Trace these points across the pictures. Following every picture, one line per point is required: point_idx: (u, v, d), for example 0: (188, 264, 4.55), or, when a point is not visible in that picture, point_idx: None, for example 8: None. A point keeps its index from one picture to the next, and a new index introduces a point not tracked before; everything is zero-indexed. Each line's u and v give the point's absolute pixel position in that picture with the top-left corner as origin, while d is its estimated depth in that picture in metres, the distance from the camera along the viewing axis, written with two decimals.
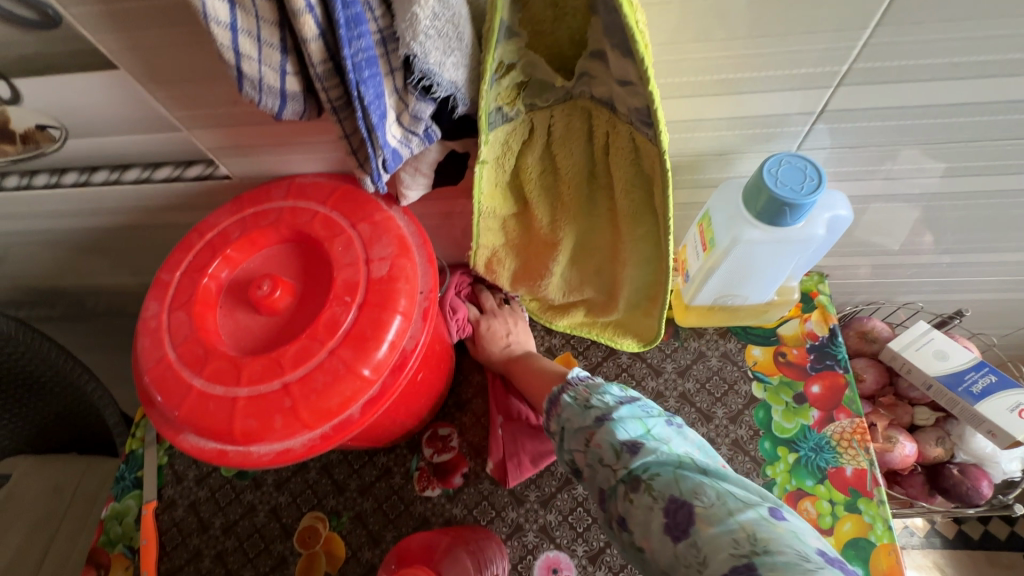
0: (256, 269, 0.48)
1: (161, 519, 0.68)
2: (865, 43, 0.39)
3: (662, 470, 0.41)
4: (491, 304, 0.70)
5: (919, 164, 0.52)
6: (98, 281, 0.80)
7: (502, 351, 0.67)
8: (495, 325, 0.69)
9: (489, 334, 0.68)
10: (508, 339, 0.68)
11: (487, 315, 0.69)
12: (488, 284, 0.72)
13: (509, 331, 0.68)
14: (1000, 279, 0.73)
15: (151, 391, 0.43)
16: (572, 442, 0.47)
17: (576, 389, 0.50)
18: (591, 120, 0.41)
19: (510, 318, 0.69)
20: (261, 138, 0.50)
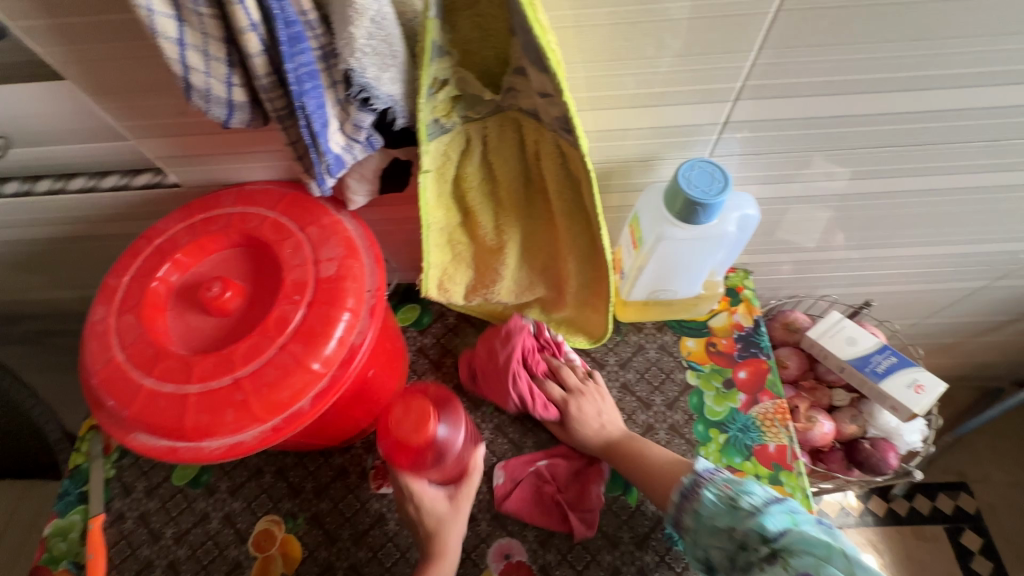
0: (206, 272, 0.49)
1: (109, 533, 0.67)
2: (753, 64, 0.46)
3: (805, 554, 0.46)
4: (567, 379, 0.68)
5: (819, 169, 0.59)
6: (38, 296, 0.78)
7: (597, 433, 0.65)
8: (585, 402, 0.66)
9: (579, 413, 0.65)
10: (600, 420, 0.66)
11: (573, 394, 0.67)
12: (560, 359, 0.70)
13: (599, 414, 0.66)
14: (901, 272, 0.82)
15: (99, 392, 0.44)
16: (715, 539, 0.52)
17: (715, 484, 0.54)
18: (521, 130, 0.46)
19: (597, 395, 0.67)
20: (210, 147, 0.52)
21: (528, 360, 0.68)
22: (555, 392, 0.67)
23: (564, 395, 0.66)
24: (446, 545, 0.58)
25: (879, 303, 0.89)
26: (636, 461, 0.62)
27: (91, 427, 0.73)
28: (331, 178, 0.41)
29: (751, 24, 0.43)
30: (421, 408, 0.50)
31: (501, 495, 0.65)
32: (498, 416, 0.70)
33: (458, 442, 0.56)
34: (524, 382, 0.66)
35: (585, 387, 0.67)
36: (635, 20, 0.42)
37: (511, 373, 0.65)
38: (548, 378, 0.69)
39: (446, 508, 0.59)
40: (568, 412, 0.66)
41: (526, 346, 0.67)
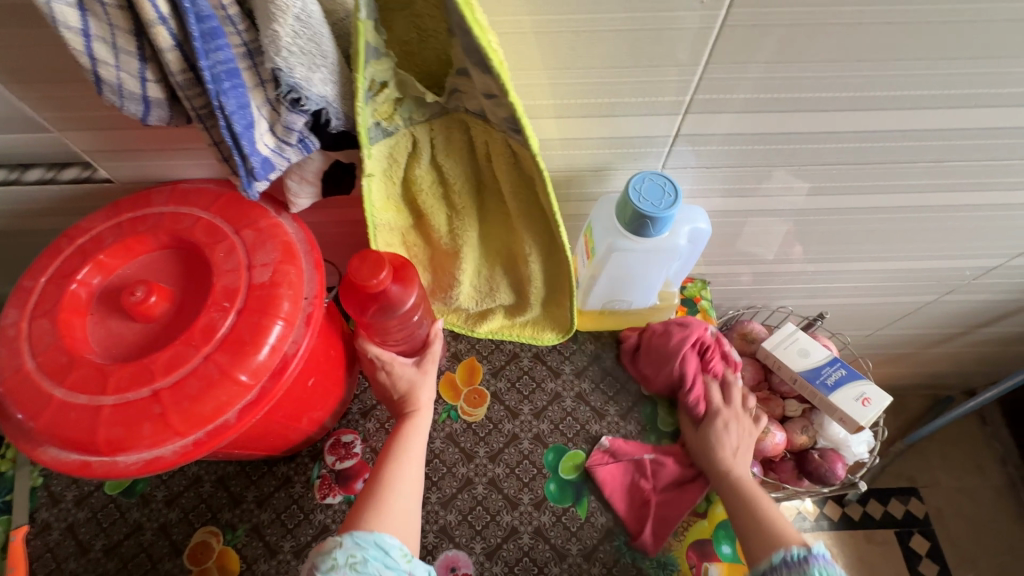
0: (133, 275, 0.47)
1: (32, 545, 0.63)
2: (701, 77, 0.45)
3: None
4: (721, 398, 0.66)
5: (773, 183, 0.60)
6: None
7: (727, 457, 0.62)
8: (729, 421, 0.64)
9: (721, 436, 0.63)
10: (735, 449, 0.63)
11: (729, 409, 0.65)
12: (727, 370, 0.68)
13: (733, 439, 0.63)
14: (855, 285, 0.83)
15: (6, 402, 0.41)
16: None
17: (829, 573, 0.48)
18: (469, 132, 0.44)
19: (745, 429, 0.65)
20: (141, 142, 0.49)
21: (705, 364, 0.68)
22: (715, 398, 0.66)
23: (721, 405, 0.65)
24: (417, 420, 0.60)
25: (835, 314, 0.91)
26: (748, 506, 0.57)
27: None
28: (260, 182, 0.39)
29: (698, 38, 0.42)
30: (378, 260, 0.50)
31: (597, 461, 0.66)
32: (450, 424, 0.69)
33: (409, 304, 0.55)
34: (689, 377, 0.67)
35: (734, 408, 0.65)
36: (582, 28, 0.41)
37: (679, 351, 0.67)
38: (712, 377, 0.67)
39: (413, 373, 0.61)
40: (710, 423, 0.64)
41: (694, 343, 0.68)
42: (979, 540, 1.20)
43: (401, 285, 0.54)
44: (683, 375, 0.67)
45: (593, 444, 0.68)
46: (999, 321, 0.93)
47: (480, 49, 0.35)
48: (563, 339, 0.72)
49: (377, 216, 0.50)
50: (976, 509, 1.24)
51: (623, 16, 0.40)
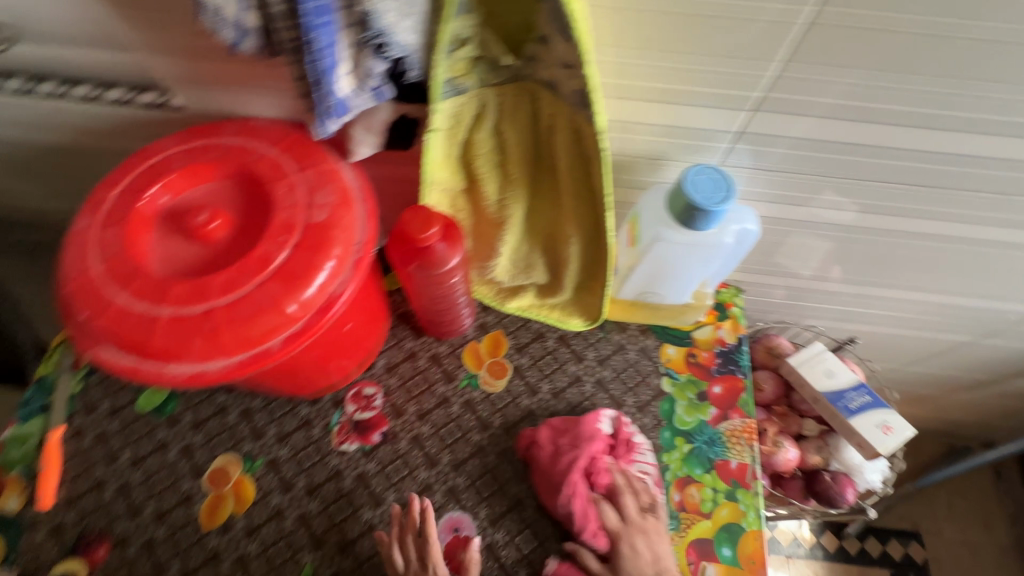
0: (197, 199, 0.49)
1: (66, 447, 0.67)
2: (777, 74, 0.45)
3: None
4: (623, 493, 0.61)
5: (828, 196, 0.59)
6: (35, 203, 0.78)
7: None
8: (632, 537, 0.59)
9: (635, 534, 0.59)
10: (653, 568, 0.57)
11: (631, 527, 0.59)
12: (620, 466, 0.63)
13: (637, 530, 0.59)
14: (891, 314, 0.82)
15: (71, 301, 0.44)
16: None
17: None
18: (536, 103, 0.45)
19: (653, 531, 0.59)
20: (220, 74, 0.51)
21: (591, 466, 0.63)
22: (608, 508, 0.60)
23: (633, 511, 0.60)
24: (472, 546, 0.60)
25: (865, 341, 0.90)
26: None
27: (63, 340, 0.73)
28: (335, 123, 0.40)
29: (781, 33, 0.42)
30: (430, 216, 0.52)
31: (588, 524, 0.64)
32: (470, 392, 0.70)
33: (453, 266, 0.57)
34: (584, 483, 0.62)
35: (624, 494, 0.61)
36: (666, 9, 0.41)
37: (567, 488, 0.60)
38: (609, 467, 0.63)
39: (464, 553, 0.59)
40: (637, 523, 0.59)
41: (592, 450, 0.63)
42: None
43: (447, 245, 0.55)
44: (569, 484, 0.60)
45: (607, 432, 0.68)
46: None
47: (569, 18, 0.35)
48: (589, 326, 0.73)
49: (432, 175, 0.51)
50: (977, 563, 1.21)
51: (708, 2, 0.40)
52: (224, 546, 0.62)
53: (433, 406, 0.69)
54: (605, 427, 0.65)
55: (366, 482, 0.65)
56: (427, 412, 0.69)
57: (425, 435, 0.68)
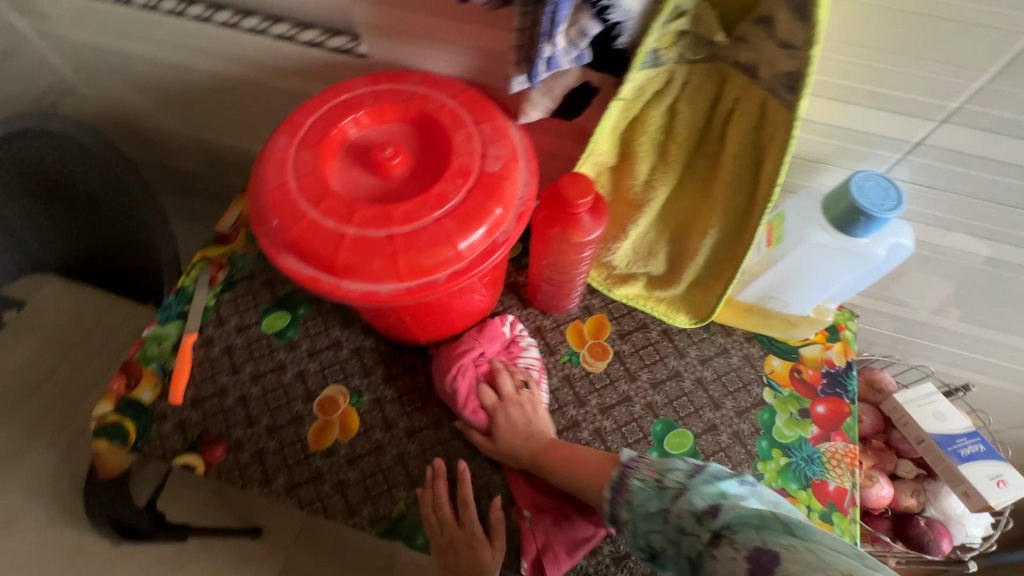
0: (378, 137, 0.52)
1: (196, 353, 0.72)
2: (983, 87, 0.44)
3: (741, 525, 0.40)
4: (504, 375, 0.67)
5: (987, 226, 0.57)
6: (199, 131, 0.86)
7: (525, 442, 0.63)
8: (526, 411, 0.65)
9: (510, 413, 0.65)
10: (529, 426, 0.64)
11: (505, 402, 0.66)
12: (506, 363, 0.69)
13: (529, 406, 0.66)
14: (1012, 367, 0.77)
15: (267, 209, 0.48)
16: (649, 524, 0.47)
17: (641, 472, 0.52)
18: (723, 85, 0.46)
19: (528, 404, 0.66)
20: (413, 27, 0.54)
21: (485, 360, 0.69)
22: (502, 392, 0.66)
23: (510, 396, 0.66)
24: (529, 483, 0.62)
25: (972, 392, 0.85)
26: (567, 464, 0.60)
27: (204, 257, 0.79)
28: (543, 73, 0.43)
29: (1002, 43, 0.41)
30: (588, 186, 0.54)
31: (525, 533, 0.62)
32: (570, 367, 0.72)
33: (591, 241, 0.58)
34: (467, 375, 0.67)
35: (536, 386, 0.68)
36: (885, 6, 0.41)
37: (457, 368, 0.67)
38: (500, 369, 0.68)
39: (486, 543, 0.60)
40: (523, 402, 0.66)
41: (485, 351, 0.69)
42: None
43: (592, 218, 0.56)
44: (459, 371, 0.67)
45: (703, 430, 0.68)
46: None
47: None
48: (694, 325, 0.73)
49: (597, 145, 0.53)
50: None
51: (933, 2, 0.40)
52: (327, 468, 0.66)
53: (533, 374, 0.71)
54: (506, 332, 0.71)
55: (462, 434, 0.68)
56: None
57: None
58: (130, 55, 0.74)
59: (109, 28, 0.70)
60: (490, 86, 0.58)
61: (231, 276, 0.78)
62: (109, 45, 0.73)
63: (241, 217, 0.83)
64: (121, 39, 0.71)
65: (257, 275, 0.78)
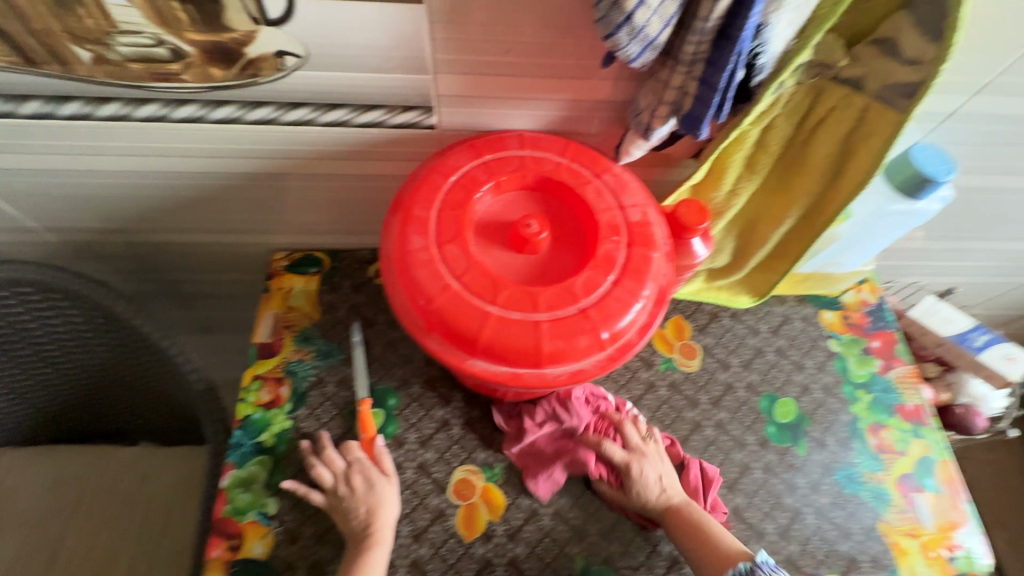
0: (504, 211, 0.51)
1: (296, 483, 0.65)
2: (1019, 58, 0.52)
3: None
4: (628, 424, 0.66)
5: (979, 172, 0.68)
6: (197, 236, 0.77)
7: (658, 492, 0.63)
8: (368, 473, 0.63)
9: (635, 439, 0.65)
10: (660, 483, 0.63)
11: (632, 454, 0.64)
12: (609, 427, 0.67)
13: (379, 475, 0.63)
14: (985, 268, 0.93)
15: (439, 318, 0.44)
16: None
17: None
18: (817, 100, 0.52)
19: (655, 452, 0.65)
20: (499, 91, 0.53)
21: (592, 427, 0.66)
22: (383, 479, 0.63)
23: (333, 481, 0.62)
24: (377, 540, 0.59)
25: (961, 292, 1.00)
26: (692, 531, 0.60)
27: (255, 375, 0.71)
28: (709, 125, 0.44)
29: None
30: (700, 209, 0.56)
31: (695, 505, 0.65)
32: (671, 374, 0.75)
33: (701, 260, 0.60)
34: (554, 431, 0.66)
35: (320, 470, 0.62)
36: None
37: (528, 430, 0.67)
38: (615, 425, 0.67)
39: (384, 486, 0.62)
40: (625, 475, 0.64)
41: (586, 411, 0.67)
42: (1001, 502, 1.40)
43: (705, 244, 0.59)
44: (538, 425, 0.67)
45: (799, 394, 0.75)
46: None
47: (950, 18, 0.41)
48: (755, 303, 0.79)
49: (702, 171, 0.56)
50: (1007, 478, 1.43)
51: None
52: (538, 504, 0.66)
53: (642, 391, 0.73)
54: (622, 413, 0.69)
55: None
56: (640, 398, 0.73)
57: (645, 420, 0.72)
58: (109, 171, 0.63)
59: (86, 148, 0.59)
60: (569, 132, 0.59)
61: (297, 388, 0.70)
62: (85, 166, 0.62)
63: (278, 320, 0.74)
64: (102, 155, 0.60)
65: (326, 378, 0.71)
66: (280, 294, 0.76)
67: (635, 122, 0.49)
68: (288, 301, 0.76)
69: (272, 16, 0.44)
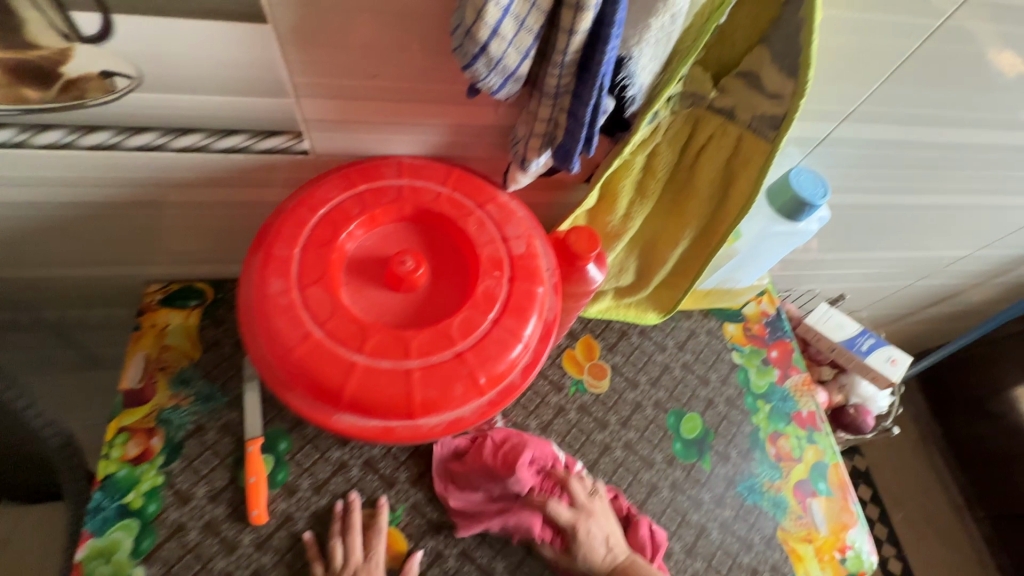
0: (379, 247, 0.47)
1: (168, 547, 0.58)
2: (875, 89, 0.55)
3: None
4: (582, 477, 0.65)
5: (854, 190, 0.72)
6: (49, 270, 0.67)
7: (606, 558, 0.61)
8: None
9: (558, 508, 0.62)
10: (607, 543, 0.62)
11: (582, 514, 0.62)
12: (563, 475, 0.64)
13: None
14: (869, 275, 1.00)
15: (300, 371, 0.40)
16: None
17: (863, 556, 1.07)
18: (696, 127, 0.53)
19: (598, 510, 0.63)
20: (372, 116, 0.50)
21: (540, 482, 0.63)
22: None
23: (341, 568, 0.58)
24: None
25: (850, 296, 1.07)
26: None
27: (120, 427, 0.63)
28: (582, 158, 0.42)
29: (881, 70, 0.53)
30: (591, 235, 0.55)
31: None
32: (581, 396, 0.74)
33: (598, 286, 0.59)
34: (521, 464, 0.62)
35: (338, 549, 0.59)
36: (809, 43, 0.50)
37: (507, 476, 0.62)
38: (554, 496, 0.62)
39: None
40: (569, 531, 0.61)
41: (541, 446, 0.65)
42: (898, 484, 1.52)
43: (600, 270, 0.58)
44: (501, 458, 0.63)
45: (704, 408, 0.77)
46: (936, 304, 1.19)
47: (804, 55, 0.43)
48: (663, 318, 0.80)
49: (592, 198, 0.55)
50: (903, 461, 1.55)
51: (851, 30, 0.48)
52: (442, 544, 0.62)
53: (552, 416, 0.72)
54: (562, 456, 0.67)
55: None
56: (549, 423, 0.71)
57: (554, 446, 0.70)
58: None
59: None
60: (456, 157, 0.56)
61: (171, 438, 0.63)
62: None
63: (149, 361, 0.67)
64: None
65: (207, 425, 0.64)
66: (152, 331, 0.68)
67: (514, 152, 0.47)
68: (163, 339, 0.68)
69: (86, 33, 0.38)
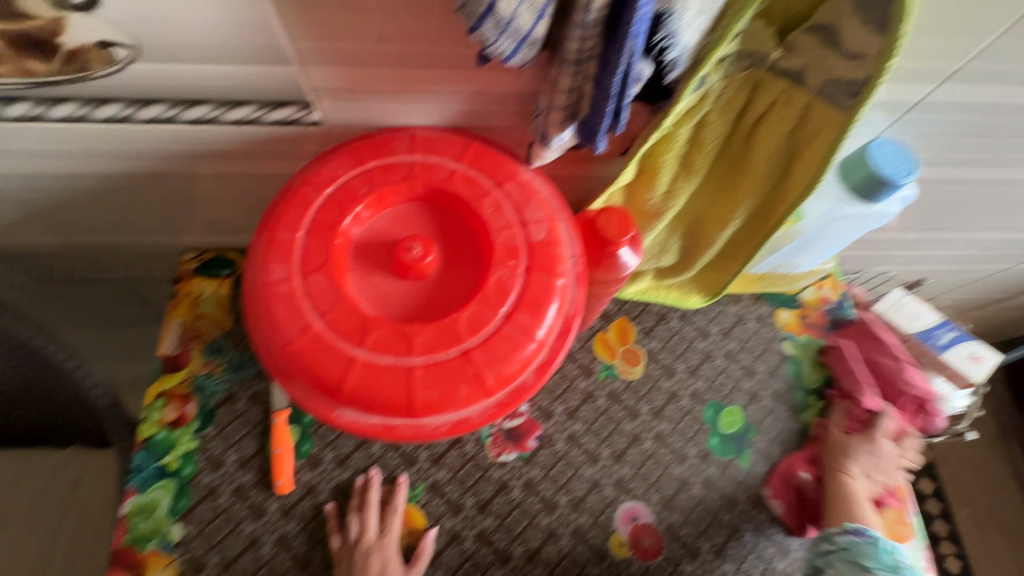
0: (389, 230, 0.44)
1: (202, 509, 0.61)
2: (989, 41, 0.44)
3: None
4: (913, 438, 0.68)
5: (948, 163, 0.61)
6: (92, 237, 0.70)
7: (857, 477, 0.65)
8: (387, 557, 0.58)
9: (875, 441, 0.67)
10: (866, 473, 0.66)
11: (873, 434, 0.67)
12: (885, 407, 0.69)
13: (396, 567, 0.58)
14: (957, 258, 0.87)
15: (300, 363, 0.38)
16: None
17: None
18: (755, 94, 0.45)
19: (899, 456, 0.67)
20: (383, 84, 0.45)
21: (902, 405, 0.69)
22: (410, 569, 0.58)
23: (354, 541, 0.59)
24: None
25: (931, 280, 0.94)
26: (849, 505, 0.63)
27: (159, 392, 0.65)
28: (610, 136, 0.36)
29: (1000, 17, 0.42)
30: (624, 218, 0.49)
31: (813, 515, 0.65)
32: (611, 383, 0.70)
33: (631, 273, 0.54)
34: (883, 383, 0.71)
35: (353, 522, 0.59)
36: None
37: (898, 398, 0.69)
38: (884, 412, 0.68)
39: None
40: (860, 436, 0.67)
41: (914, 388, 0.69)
42: (969, 482, 1.40)
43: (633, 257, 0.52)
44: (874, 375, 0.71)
45: (747, 401, 0.71)
46: None
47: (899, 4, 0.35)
48: (709, 301, 0.73)
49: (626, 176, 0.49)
50: (977, 457, 1.42)
51: None
52: (460, 526, 0.62)
53: (579, 402, 0.69)
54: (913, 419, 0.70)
55: (534, 489, 0.64)
56: (576, 409, 0.68)
57: (580, 433, 0.67)
58: None
59: None
60: (478, 127, 0.51)
61: (205, 405, 0.65)
62: None
63: (185, 329, 0.68)
64: None
65: (237, 393, 0.66)
66: (187, 299, 0.69)
67: (536, 125, 0.42)
68: (197, 308, 0.69)
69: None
